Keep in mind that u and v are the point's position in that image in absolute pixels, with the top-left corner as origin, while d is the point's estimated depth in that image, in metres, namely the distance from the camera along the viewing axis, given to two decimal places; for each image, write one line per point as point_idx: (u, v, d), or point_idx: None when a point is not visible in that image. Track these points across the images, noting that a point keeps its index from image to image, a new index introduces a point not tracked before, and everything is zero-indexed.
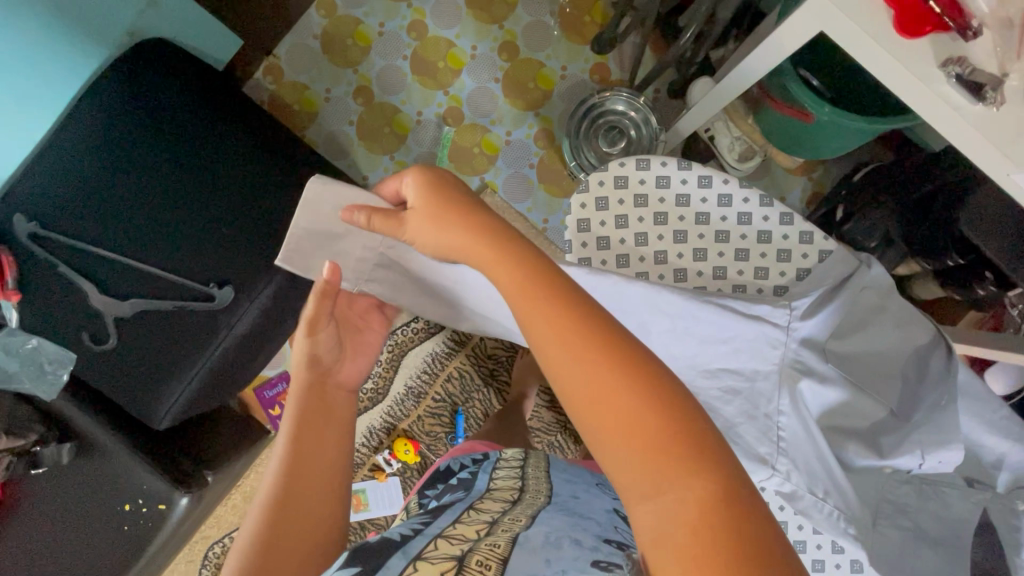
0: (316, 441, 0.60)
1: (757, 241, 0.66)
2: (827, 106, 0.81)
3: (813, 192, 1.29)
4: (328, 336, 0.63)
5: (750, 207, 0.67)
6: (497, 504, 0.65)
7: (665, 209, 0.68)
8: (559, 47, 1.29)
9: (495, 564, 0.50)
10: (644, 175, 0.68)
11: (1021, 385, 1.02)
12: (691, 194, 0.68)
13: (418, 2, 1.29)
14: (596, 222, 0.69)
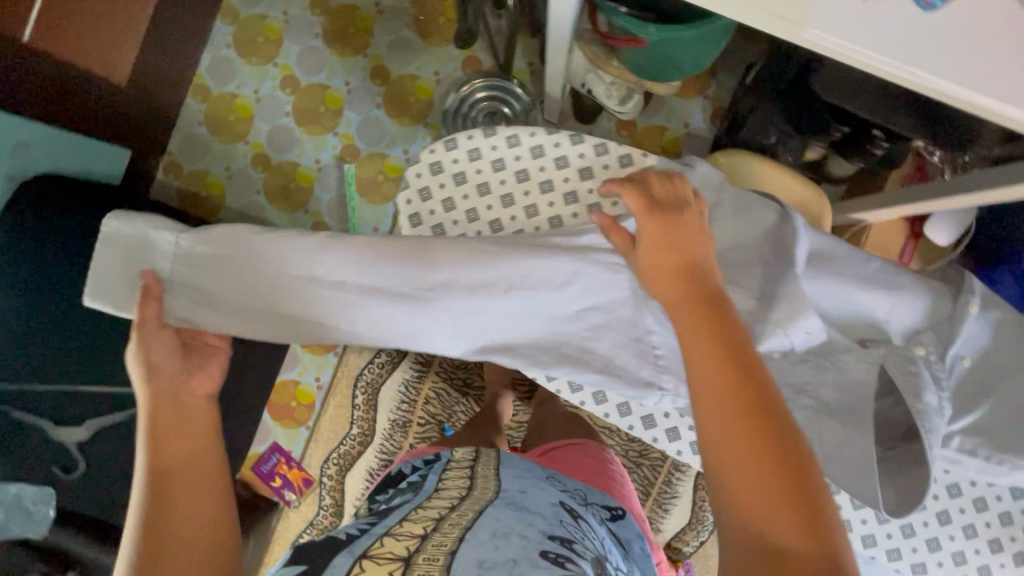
0: (173, 443, 0.55)
1: (582, 179, 0.67)
2: (650, 27, 0.80)
3: (713, 109, 1.28)
4: (156, 346, 0.57)
5: (564, 150, 0.67)
6: (448, 499, 0.69)
7: (485, 178, 0.68)
8: (425, 54, 1.31)
9: (443, 558, 0.52)
10: (455, 154, 0.69)
11: (960, 231, 0.99)
12: (505, 156, 0.68)
13: (282, 59, 1.32)
14: (425, 213, 0.70)
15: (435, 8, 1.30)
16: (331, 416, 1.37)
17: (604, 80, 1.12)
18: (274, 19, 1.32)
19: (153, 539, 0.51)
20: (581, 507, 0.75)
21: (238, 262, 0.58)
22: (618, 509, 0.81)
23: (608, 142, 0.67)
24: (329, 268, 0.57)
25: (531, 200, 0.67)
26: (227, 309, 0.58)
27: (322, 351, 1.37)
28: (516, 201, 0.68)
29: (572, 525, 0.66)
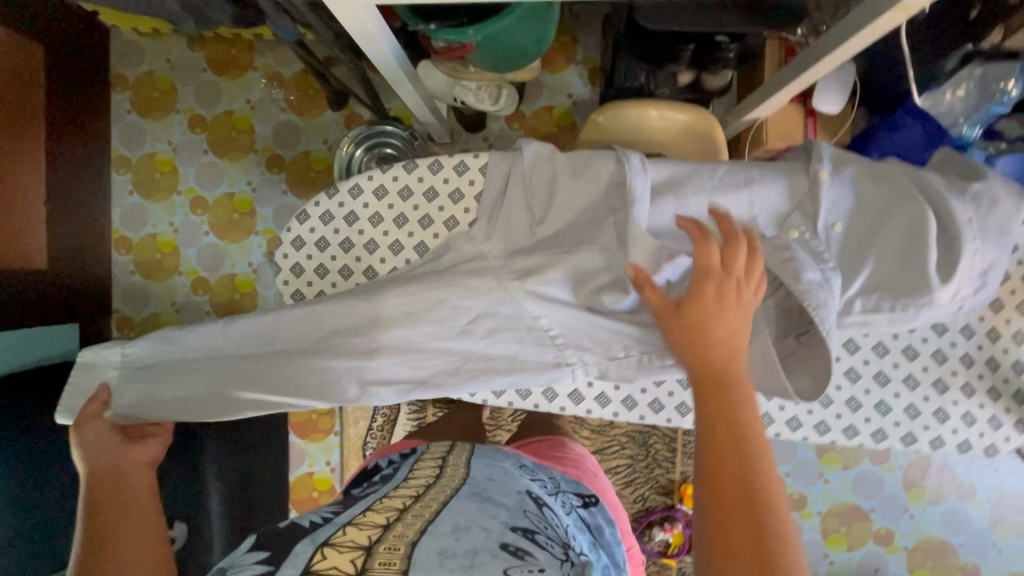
0: (111, 505, 0.63)
1: (429, 201, 0.73)
2: (467, 30, 0.81)
3: (589, 71, 1.30)
4: (96, 430, 0.70)
5: (404, 182, 0.74)
6: (414, 489, 0.75)
7: (345, 235, 0.74)
8: (309, 129, 1.34)
9: (402, 549, 0.55)
10: (310, 224, 0.74)
11: (846, 93, 0.99)
12: (354, 208, 0.74)
13: (184, 185, 1.37)
14: (305, 287, 0.75)
15: (302, 84, 1.34)
16: None
17: (471, 87, 1.13)
18: (162, 152, 1.36)
19: (91, 558, 0.58)
20: (552, 497, 0.79)
21: (174, 352, 0.72)
22: (591, 497, 0.86)
23: (440, 159, 0.74)
24: (241, 337, 0.69)
25: (393, 237, 0.74)
26: (170, 401, 0.71)
27: (322, 435, 1.39)
28: (378, 243, 0.74)
29: (534, 513, 0.70)
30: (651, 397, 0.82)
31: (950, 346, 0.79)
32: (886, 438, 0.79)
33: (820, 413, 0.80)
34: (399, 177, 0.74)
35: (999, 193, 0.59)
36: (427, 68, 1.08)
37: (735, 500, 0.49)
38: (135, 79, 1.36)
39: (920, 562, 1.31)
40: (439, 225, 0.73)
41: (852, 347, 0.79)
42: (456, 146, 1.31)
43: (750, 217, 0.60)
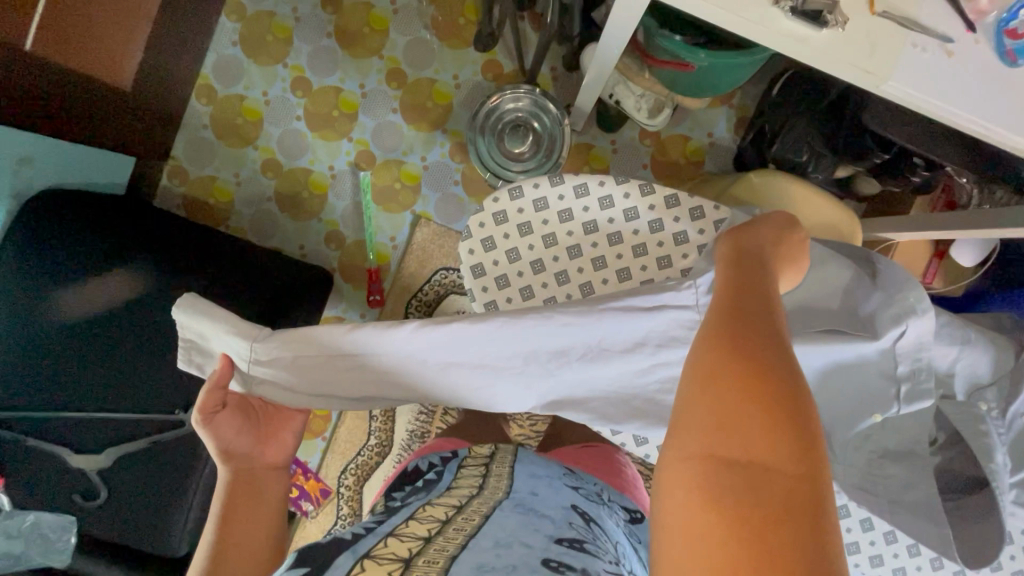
0: (243, 502, 0.63)
1: (652, 233, 0.70)
2: (700, 53, 0.77)
3: (738, 119, 1.26)
4: (227, 423, 0.61)
5: (633, 202, 0.71)
6: (457, 499, 0.74)
7: (552, 230, 0.71)
8: (444, 58, 1.26)
9: (442, 560, 0.55)
10: (521, 204, 0.71)
11: (986, 253, 1.00)
12: (573, 206, 0.71)
13: (292, 59, 1.26)
14: (488, 266, 0.72)
15: (455, 8, 1.24)
16: (348, 428, 1.35)
17: (635, 91, 1.09)
18: (283, 17, 1.25)
19: (217, 552, 0.61)
20: (593, 507, 0.78)
21: (320, 338, 0.60)
22: (638, 513, 0.86)
23: (675, 194, 0.71)
24: (409, 342, 0.59)
25: (600, 252, 0.71)
26: (316, 394, 0.62)
27: None
28: (583, 253, 0.71)
29: (581, 529, 0.69)
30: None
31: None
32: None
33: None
34: (630, 195, 0.71)
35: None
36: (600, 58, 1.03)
37: (721, 394, 0.43)
38: None
39: None
40: (655, 260, 0.70)
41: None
42: (582, 137, 1.26)
43: (947, 373, 0.65)
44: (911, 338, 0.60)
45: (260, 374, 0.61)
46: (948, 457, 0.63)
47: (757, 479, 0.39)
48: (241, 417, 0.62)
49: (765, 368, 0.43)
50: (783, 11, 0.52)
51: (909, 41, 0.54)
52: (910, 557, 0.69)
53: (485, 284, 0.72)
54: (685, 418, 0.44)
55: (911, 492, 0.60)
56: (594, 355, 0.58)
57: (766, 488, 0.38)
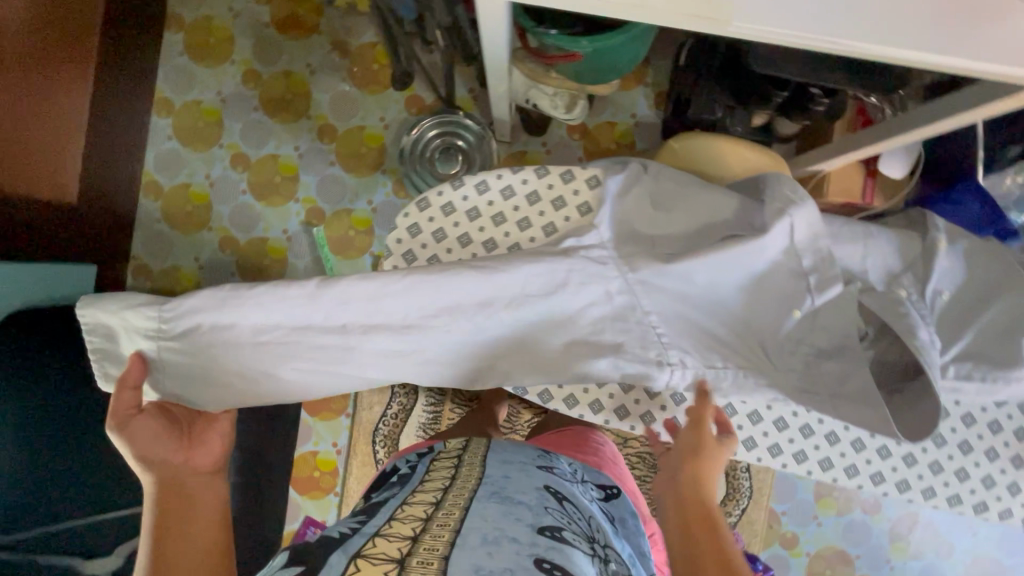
0: (176, 515, 0.63)
1: (557, 210, 0.75)
2: (581, 41, 0.81)
3: (656, 95, 1.31)
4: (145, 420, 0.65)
5: (532, 185, 0.76)
6: (433, 492, 0.74)
7: (463, 230, 0.75)
8: (368, 104, 1.31)
9: (436, 561, 0.56)
10: (429, 213, 0.76)
11: (912, 161, 1.03)
12: (477, 203, 0.76)
13: (227, 138, 1.32)
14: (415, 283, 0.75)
15: (368, 55, 1.30)
16: (357, 478, 1.32)
17: (546, 92, 1.13)
18: (210, 102, 1.31)
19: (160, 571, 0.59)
20: (568, 488, 0.81)
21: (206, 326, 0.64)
22: (612, 489, 0.91)
23: (570, 169, 0.76)
24: (323, 318, 0.64)
25: (515, 239, 0.75)
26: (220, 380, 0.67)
27: (333, 415, 1.35)
28: (498, 243, 0.75)
29: (557, 513, 0.70)
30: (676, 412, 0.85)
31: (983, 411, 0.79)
32: (910, 489, 0.80)
33: (852, 458, 0.80)
34: (528, 180, 0.76)
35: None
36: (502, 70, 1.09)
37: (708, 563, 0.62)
38: (192, 22, 1.30)
39: None
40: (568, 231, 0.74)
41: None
42: (514, 146, 1.31)
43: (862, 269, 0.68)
44: (805, 230, 0.64)
45: (198, 379, 0.66)
46: (895, 353, 0.65)
47: (682, 542, 0.64)
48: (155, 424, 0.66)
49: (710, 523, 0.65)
50: None
51: None
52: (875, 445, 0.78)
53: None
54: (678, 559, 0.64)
55: (849, 383, 0.63)
56: (520, 304, 0.64)
57: (703, 571, 0.60)
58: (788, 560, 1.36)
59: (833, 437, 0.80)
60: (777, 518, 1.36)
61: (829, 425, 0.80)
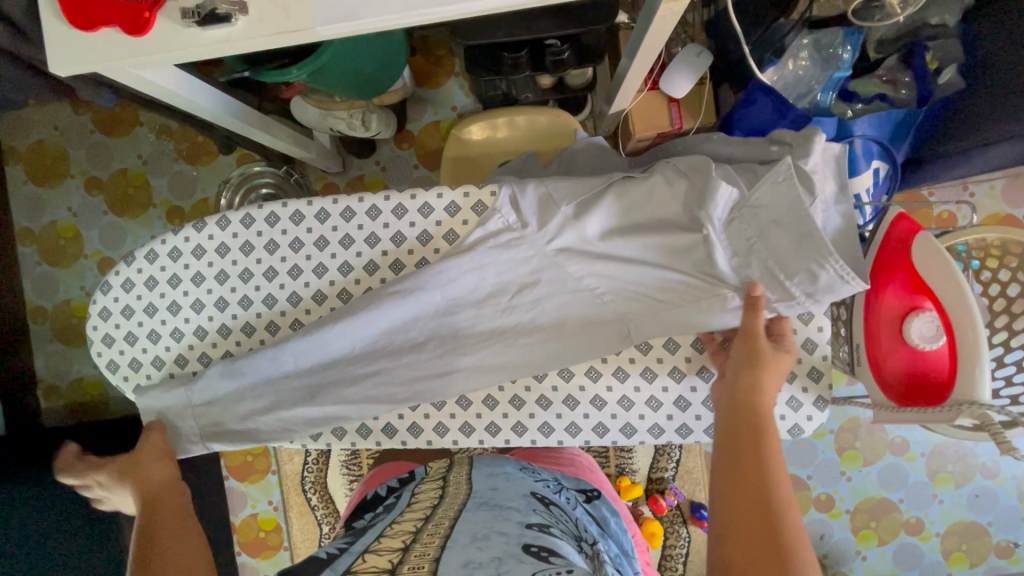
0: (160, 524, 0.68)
1: (247, 255, 0.78)
2: (287, 70, 0.79)
3: (469, 82, 1.28)
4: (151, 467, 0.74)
5: (218, 237, 0.79)
6: (422, 510, 0.67)
7: (169, 298, 0.79)
8: (204, 177, 1.35)
9: (426, 563, 0.51)
10: (116, 295, 0.80)
11: (697, 73, 0.97)
12: (172, 270, 0.79)
13: (89, 247, 1.37)
14: (117, 355, 0.80)
15: (189, 133, 1.34)
16: (299, 529, 1.36)
17: (341, 115, 1.10)
18: (64, 219, 1.37)
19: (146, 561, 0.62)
20: (556, 495, 0.73)
21: None
22: (591, 489, 0.81)
23: (247, 210, 0.79)
24: None
25: (216, 294, 0.79)
26: None
27: (260, 476, 1.38)
28: (204, 302, 0.79)
29: (547, 514, 0.64)
30: (539, 421, 0.78)
31: (818, 332, 0.74)
32: None
33: (681, 416, 0.77)
34: (214, 235, 0.79)
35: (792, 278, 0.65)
36: (298, 105, 1.09)
37: (746, 510, 0.54)
38: (27, 150, 1.36)
39: (864, 523, 1.31)
40: (258, 278, 0.78)
41: (702, 345, 0.76)
42: (350, 173, 1.31)
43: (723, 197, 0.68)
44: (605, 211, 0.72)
45: None
46: None
47: (749, 474, 0.57)
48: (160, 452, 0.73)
49: (769, 499, 0.55)
50: (191, 26, 0.56)
51: None
52: (706, 383, 0.76)
53: (125, 374, 0.81)
54: (720, 491, 0.58)
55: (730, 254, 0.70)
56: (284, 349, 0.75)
57: (756, 513, 0.54)
58: None
59: (711, 401, 0.76)
60: (716, 460, 1.33)
61: (697, 363, 0.76)
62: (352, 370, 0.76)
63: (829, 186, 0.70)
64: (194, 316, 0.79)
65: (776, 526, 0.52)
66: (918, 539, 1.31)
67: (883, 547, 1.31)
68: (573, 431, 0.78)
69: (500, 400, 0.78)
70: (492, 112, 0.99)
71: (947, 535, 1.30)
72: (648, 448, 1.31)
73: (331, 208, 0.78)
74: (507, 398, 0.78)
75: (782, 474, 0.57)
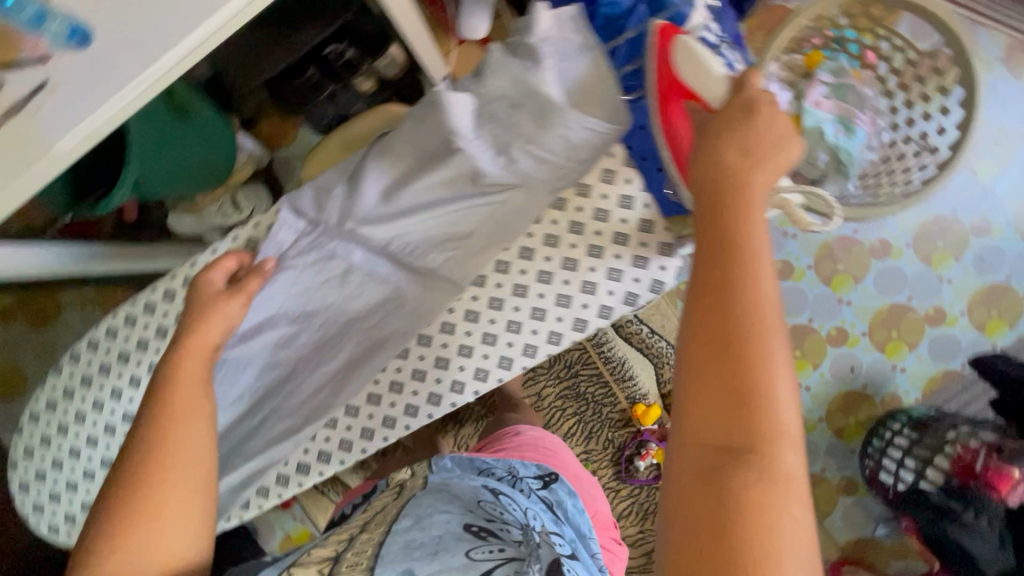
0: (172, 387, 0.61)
1: (108, 374, 0.77)
2: (108, 195, 0.81)
3: None
4: (215, 331, 0.65)
5: (77, 370, 0.78)
6: (362, 517, 0.63)
7: (61, 449, 0.78)
8: None
9: (367, 555, 0.52)
10: (17, 469, 0.80)
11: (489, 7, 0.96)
12: (52, 421, 0.78)
13: None
14: (51, 518, 0.80)
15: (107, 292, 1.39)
16: None
17: (212, 211, 1.14)
18: None
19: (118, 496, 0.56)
20: (510, 487, 0.72)
21: None
22: (550, 474, 0.80)
23: (92, 332, 0.78)
24: None
25: (101, 424, 0.78)
26: None
27: None
28: (93, 436, 0.78)
29: (492, 502, 0.64)
30: (424, 395, 0.69)
31: (629, 185, 0.66)
32: (615, 310, 0.65)
33: (545, 327, 0.67)
34: (73, 370, 0.78)
35: (552, 150, 0.68)
36: (174, 220, 1.15)
37: (715, 419, 0.48)
38: None
39: (886, 336, 1.25)
40: (127, 390, 0.77)
41: (529, 253, 0.67)
42: None
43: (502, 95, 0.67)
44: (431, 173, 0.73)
45: None
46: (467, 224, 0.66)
47: (727, 376, 0.48)
48: (193, 319, 0.65)
49: (749, 408, 0.47)
50: None
51: (29, 110, 0.57)
52: (553, 282, 0.66)
53: (66, 531, 0.80)
54: (687, 393, 0.50)
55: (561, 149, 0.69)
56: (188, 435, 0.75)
57: (722, 427, 0.48)
58: None
59: (565, 299, 0.66)
60: None
61: (534, 269, 0.67)
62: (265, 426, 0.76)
63: (571, 42, 0.68)
64: (92, 454, 0.78)
65: (740, 447, 0.47)
66: (947, 327, 1.24)
67: (916, 351, 1.25)
68: (458, 390, 0.68)
69: (371, 395, 0.70)
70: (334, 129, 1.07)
71: (974, 309, 1.23)
72: (647, 365, 1.31)
73: (156, 296, 0.77)
74: (385, 388, 0.70)
75: (770, 386, 0.48)
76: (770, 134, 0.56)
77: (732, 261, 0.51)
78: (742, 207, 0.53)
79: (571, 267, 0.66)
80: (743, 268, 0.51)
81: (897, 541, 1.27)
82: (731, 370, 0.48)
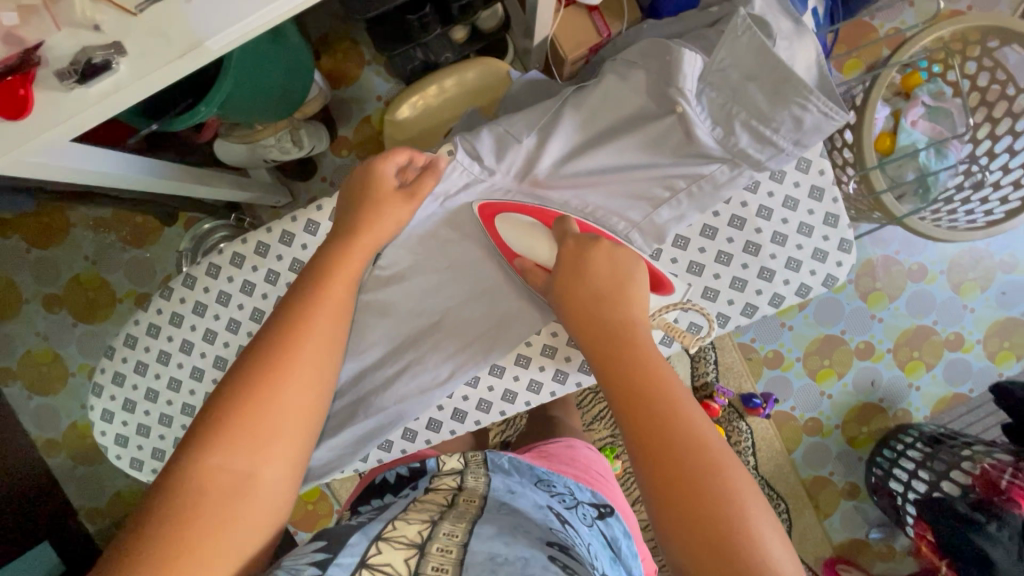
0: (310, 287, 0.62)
1: (227, 305, 0.77)
2: (197, 108, 0.73)
3: (385, 67, 1.22)
4: (387, 226, 0.68)
5: (190, 299, 0.77)
6: (436, 499, 0.65)
7: (167, 376, 0.78)
8: (159, 254, 1.30)
9: (455, 547, 0.53)
10: (112, 393, 0.78)
11: None
12: (161, 347, 0.78)
13: (75, 361, 1.31)
14: (136, 452, 0.80)
15: (125, 216, 1.28)
16: None
17: (269, 143, 1.04)
18: (36, 346, 1.30)
19: (235, 379, 0.56)
20: (568, 509, 0.70)
21: None
22: (605, 506, 0.77)
23: (211, 261, 0.77)
24: None
25: (212, 355, 0.78)
26: None
27: (327, 519, 1.33)
28: (204, 367, 0.78)
29: (566, 530, 0.62)
30: (577, 361, 0.79)
31: (820, 176, 0.78)
32: (784, 298, 0.79)
33: (716, 307, 0.79)
34: (186, 296, 0.77)
35: (778, 130, 0.70)
36: (222, 147, 1.03)
37: (684, 510, 0.52)
38: None
39: (908, 355, 1.32)
40: (247, 323, 0.77)
41: (712, 232, 0.78)
42: (301, 199, 1.26)
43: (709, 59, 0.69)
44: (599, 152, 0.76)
45: None
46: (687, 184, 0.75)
47: (675, 477, 0.53)
48: (368, 207, 0.67)
49: (697, 491, 0.52)
50: (74, 87, 0.51)
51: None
52: (730, 265, 0.78)
53: (152, 467, 0.81)
54: (660, 506, 0.54)
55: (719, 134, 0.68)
56: None
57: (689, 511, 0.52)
58: (784, 376, 1.33)
59: (739, 281, 0.78)
60: (751, 348, 1.33)
61: (713, 249, 0.78)
62: (379, 377, 0.78)
63: (784, 25, 0.71)
64: (197, 385, 0.78)
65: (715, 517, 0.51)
66: (963, 353, 1.32)
67: (932, 372, 1.33)
68: None
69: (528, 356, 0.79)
70: (415, 84, 0.93)
71: (989, 339, 1.32)
72: (684, 360, 1.30)
73: (292, 228, 0.77)
74: (537, 350, 0.79)
75: (706, 462, 0.54)
76: (605, 269, 0.65)
77: (630, 390, 0.58)
78: (616, 358, 0.61)
79: (753, 252, 0.78)
80: (636, 370, 0.59)
81: (885, 546, 1.35)
82: (678, 473, 0.53)
